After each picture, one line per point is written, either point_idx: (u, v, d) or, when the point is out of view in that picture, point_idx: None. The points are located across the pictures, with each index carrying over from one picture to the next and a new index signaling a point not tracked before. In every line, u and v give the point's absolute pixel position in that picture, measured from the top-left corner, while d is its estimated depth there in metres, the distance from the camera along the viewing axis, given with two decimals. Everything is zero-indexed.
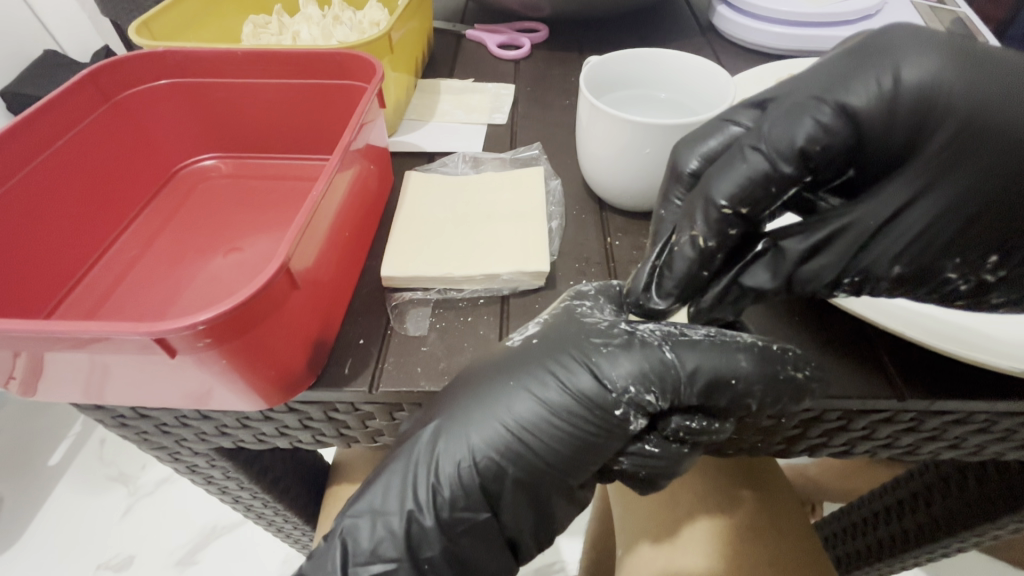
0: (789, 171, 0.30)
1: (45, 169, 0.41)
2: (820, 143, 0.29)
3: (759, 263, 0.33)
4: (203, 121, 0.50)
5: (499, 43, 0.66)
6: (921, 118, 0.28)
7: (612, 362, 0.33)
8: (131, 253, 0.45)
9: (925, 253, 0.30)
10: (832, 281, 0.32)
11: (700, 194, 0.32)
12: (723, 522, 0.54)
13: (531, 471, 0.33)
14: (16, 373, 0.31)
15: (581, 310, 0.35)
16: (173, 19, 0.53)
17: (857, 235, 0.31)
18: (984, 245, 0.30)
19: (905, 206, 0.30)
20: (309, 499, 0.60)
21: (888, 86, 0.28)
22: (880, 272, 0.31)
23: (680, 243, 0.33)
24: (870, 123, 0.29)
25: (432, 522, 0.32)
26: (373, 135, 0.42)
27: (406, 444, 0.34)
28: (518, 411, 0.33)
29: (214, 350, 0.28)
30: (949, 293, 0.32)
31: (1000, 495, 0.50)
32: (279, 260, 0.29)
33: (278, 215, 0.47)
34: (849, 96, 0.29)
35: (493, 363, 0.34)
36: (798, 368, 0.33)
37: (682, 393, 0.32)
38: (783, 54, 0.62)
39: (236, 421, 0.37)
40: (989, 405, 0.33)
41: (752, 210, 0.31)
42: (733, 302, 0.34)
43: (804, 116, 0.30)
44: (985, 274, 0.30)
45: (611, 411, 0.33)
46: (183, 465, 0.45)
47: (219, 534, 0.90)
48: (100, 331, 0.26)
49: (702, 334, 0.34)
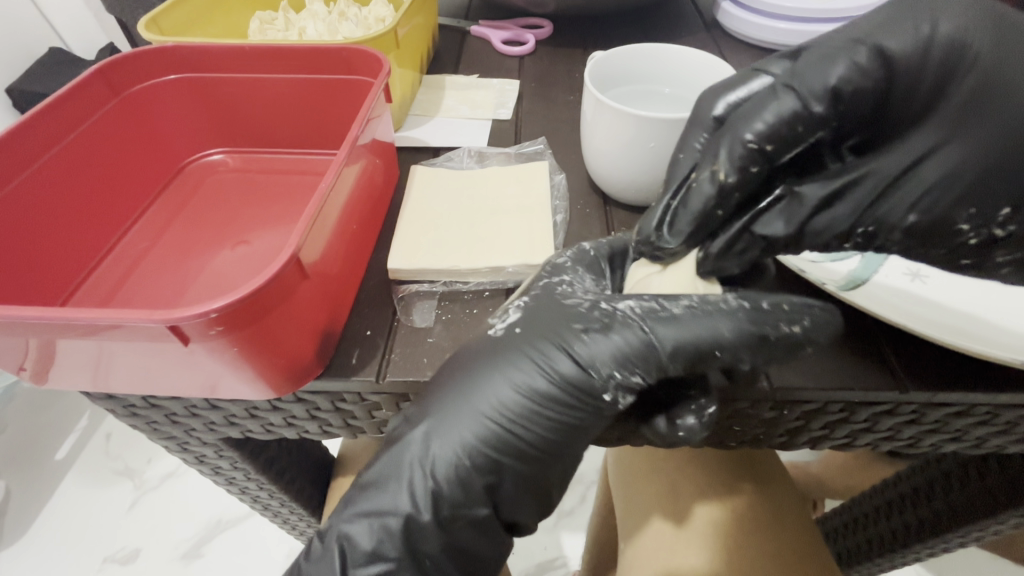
0: (819, 110, 0.32)
1: (56, 163, 0.41)
2: (852, 84, 0.32)
3: (774, 211, 0.34)
4: (210, 116, 0.51)
5: (503, 39, 0.66)
6: (948, 72, 0.32)
7: (592, 349, 0.33)
8: (138, 246, 0.45)
9: (937, 202, 0.33)
10: (846, 229, 0.34)
11: (730, 131, 0.34)
12: (723, 514, 0.55)
13: (524, 456, 0.33)
14: (31, 360, 0.31)
15: (560, 291, 0.35)
16: (181, 16, 0.53)
17: (877, 182, 0.34)
18: (999, 196, 0.32)
19: (922, 158, 0.34)
20: (315, 491, 0.61)
21: (926, 32, 0.32)
22: (895, 220, 0.34)
23: (704, 177, 0.34)
24: (903, 72, 0.32)
25: (431, 517, 0.32)
26: (380, 130, 0.43)
27: (396, 445, 0.34)
28: (501, 401, 0.33)
29: (225, 338, 0.29)
30: (960, 246, 0.34)
31: (1002, 489, 0.50)
32: (290, 250, 0.29)
33: (284, 209, 0.48)
34: (887, 40, 0.32)
35: (476, 351, 0.34)
36: (791, 322, 0.33)
37: (666, 370, 0.32)
38: (787, 50, 0.62)
39: (244, 411, 0.37)
40: (991, 399, 0.33)
41: (776, 149, 0.33)
42: (740, 254, 0.35)
43: (841, 58, 0.32)
44: (996, 227, 0.33)
45: (598, 396, 0.33)
46: (191, 455, 0.46)
47: (224, 527, 0.91)
48: (113, 319, 0.27)
49: (683, 307, 0.33)
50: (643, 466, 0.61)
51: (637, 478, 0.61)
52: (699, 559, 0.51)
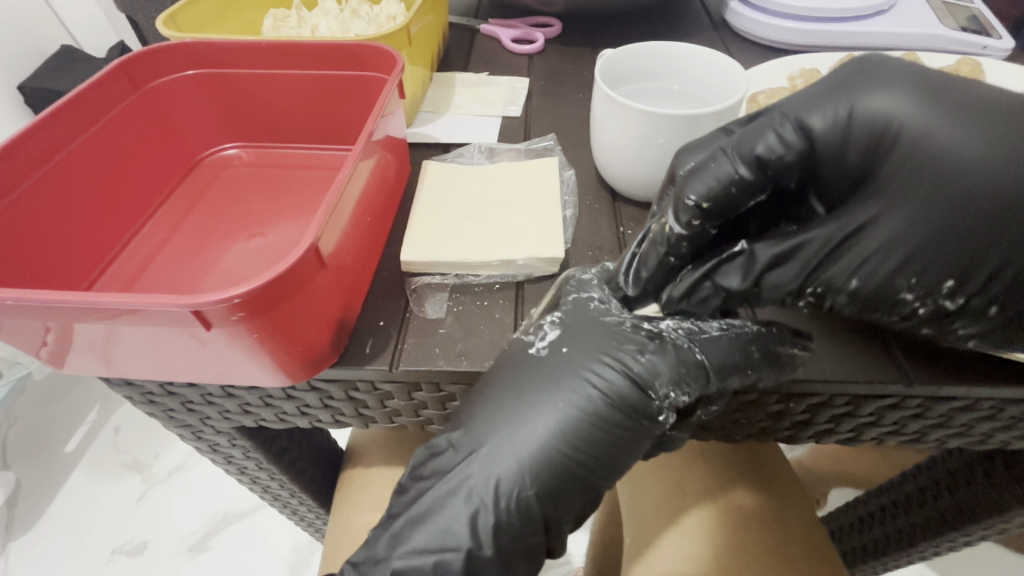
0: (747, 175, 0.32)
1: (79, 155, 0.42)
2: (778, 156, 0.32)
3: (732, 263, 0.35)
4: (226, 112, 0.52)
5: (513, 38, 0.67)
6: (876, 142, 0.30)
7: (651, 368, 0.34)
8: (159, 236, 0.46)
9: (876, 274, 0.32)
10: (795, 289, 0.34)
11: (675, 193, 0.34)
12: (727, 508, 0.55)
13: (579, 479, 0.34)
14: (48, 344, 0.32)
15: (596, 308, 0.36)
16: (198, 13, 0.54)
17: (818, 247, 0.33)
18: (941, 268, 0.30)
19: (869, 223, 0.32)
20: (324, 483, 0.62)
21: (843, 115, 0.31)
22: (839, 285, 0.33)
23: (655, 231, 0.36)
24: (825, 143, 0.31)
25: (492, 552, 0.33)
26: (392, 126, 0.43)
27: (454, 475, 0.34)
28: (559, 424, 0.34)
29: (245, 325, 0.29)
30: (908, 316, 0.32)
31: (1009, 488, 0.50)
32: (309, 239, 0.30)
33: (299, 204, 0.49)
34: (809, 116, 0.32)
35: (517, 377, 0.34)
36: (793, 344, 0.34)
37: (711, 388, 0.34)
38: (795, 49, 0.63)
39: (259, 399, 0.38)
40: (994, 392, 0.34)
41: (716, 210, 0.33)
42: (703, 302, 0.36)
43: (767, 130, 0.33)
44: (944, 299, 0.31)
45: (654, 417, 0.34)
46: (205, 444, 0.47)
47: (231, 521, 0.92)
48: (137, 304, 0.28)
49: (718, 329, 0.36)
50: (647, 464, 0.61)
51: (642, 476, 0.61)
52: (705, 556, 0.52)
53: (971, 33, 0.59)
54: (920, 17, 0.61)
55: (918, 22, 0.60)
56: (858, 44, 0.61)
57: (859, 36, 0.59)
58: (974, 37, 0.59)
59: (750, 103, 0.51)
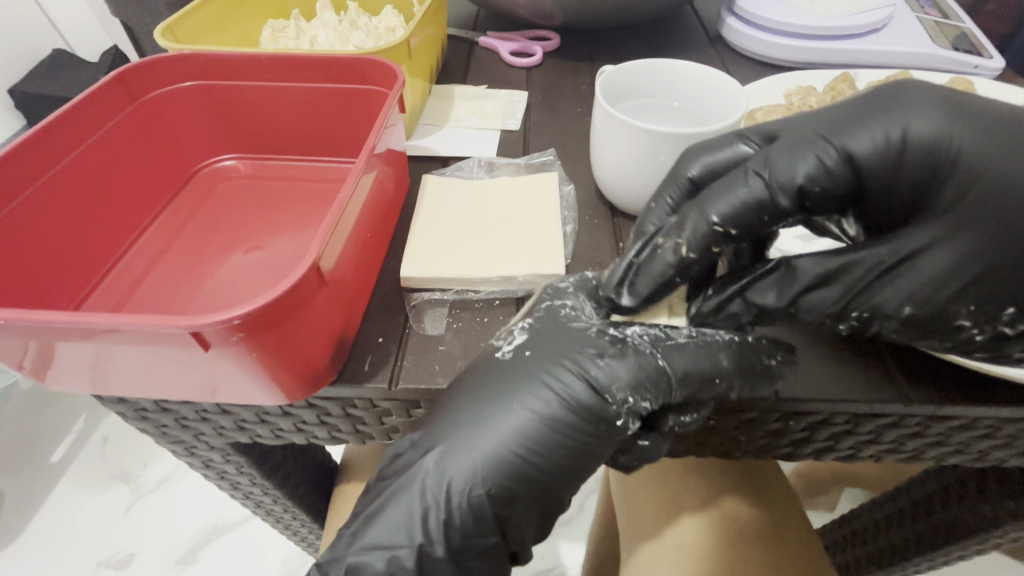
0: (785, 204, 0.32)
1: (73, 169, 0.42)
2: (819, 183, 0.32)
3: (767, 280, 0.35)
4: (224, 123, 0.52)
5: (511, 51, 0.67)
6: (931, 169, 0.30)
7: (609, 374, 0.34)
8: (156, 248, 0.46)
9: (932, 298, 0.32)
10: (836, 311, 0.34)
11: (697, 208, 0.34)
12: (722, 521, 0.55)
13: (536, 484, 0.34)
14: (32, 360, 0.31)
15: (565, 314, 0.36)
16: (197, 23, 0.54)
17: (867, 269, 0.33)
18: (1001, 295, 0.31)
19: (921, 250, 0.32)
20: (318, 496, 0.61)
21: (895, 138, 0.31)
22: (889, 311, 0.33)
23: (665, 248, 0.34)
24: (874, 169, 0.31)
25: (443, 551, 0.34)
26: (392, 140, 0.43)
27: (410, 472, 0.34)
28: (516, 427, 0.33)
29: (244, 344, 0.29)
30: (964, 340, 0.33)
31: (1001, 504, 0.50)
32: (311, 258, 0.30)
33: (297, 217, 0.48)
34: (852, 142, 0.31)
35: (490, 374, 0.34)
36: (772, 354, 0.35)
37: (673, 396, 0.33)
38: (791, 65, 0.64)
39: (254, 416, 0.38)
40: (993, 412, 0.34)
41: (740, 232, 0.33)
42: (732, 318, 0.36)
43: (808, 154, 0.32)
44: (1001, 326, 0.31)
45: (612, 422, 0.33)
46: (198, 460, 0.46)
47: (220, 533, 0.90)
48: (131, 325, 0.27)
49: (686, 337, 0.35)
50: (642, 477, 0.61)
51: (638, 488, 0.61)
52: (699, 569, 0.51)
53: (963, 52, 0.60)
54: (913, 36, 0.61)
55: (911, 41, 0.61)
56: (852, 62, 0.62)
57: (854, 54, 0.60)
58: (966, 56, 0.59)
59: (748, 119, 0.51)
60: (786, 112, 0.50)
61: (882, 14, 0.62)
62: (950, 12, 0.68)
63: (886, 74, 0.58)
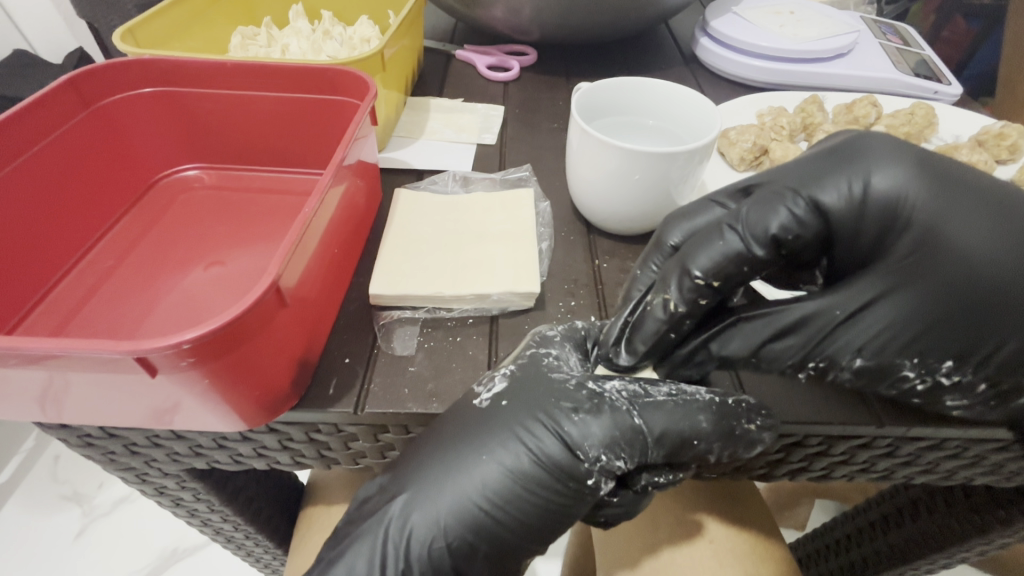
0: (760, 253, 0.33)
1: (15, 179, 0.39)
2: (793, 232, 0.33)
3: (731, 331, 0.35)
4: (186, 133, 0.50)
5: (488, 64, 0.67)
6: (892, 219, 0.32)
7: (583, 430, 0.34)
8: (106, 264, 0.43)
9: (884, 349, 0.33)
10: (796, 361, 0.34)
11: (679, 264, 0.34)
12: (699, 545, 0.53)
13: (500, 544, 0.34)
14: None
15: (547, 363, 0.35)
16: (160, 28, 0.52)
17: (823, 323, 0.33)
18: (943, 350, 0.32)
19: (870, 303, 0.33)
20: (282, 522, 0.58)
21: (858, 190, 0.33)
22: (843, 362, 0.33)
23: (653, 303, 0.35)
24: (840, 220, 0.33)
25: None
26: (364, 151, 0.42)
27: (374, 518, 0.34)
28: (483, 479, 0.33)
29: (196, 370, 0.27)
30: (907, 391, 0.34)
31: (969, 519, 0.51)
32: (270, 278, 0.28)
33: (261, 231, 0.46)
34: (821, 194, 0.33)
35: (467, 431, 0.33)
36: (751, 420, 0.34)
37: (649, 454, 0.34)
38: (762, 87, 0.65)
39: (211, 441, 0.35)
40: (960, 432, 0.35)
41: (723, 284, 0.34)
42: (698, 364, 0.37)
43: (780, 206, 0.33)
44: (940, 376, 0.33)
45: (584, 480, 0.34)
46: (151, 486, 0.43)
47: (179, 557, 0.85)
48: (68, 350, 0.25)
49: (665, 394, 0.35)
50: None
51: None
52: None
53: (924, 78, 0.62)
54: (876, 62, 0.63)
55: (876, 66, 0.63)
56: (821, 85, 0.63)
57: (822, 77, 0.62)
58: (927, 82, 0.61)
59: (722, 138, 0.52)
60: (759, 130, 0.51)
61: (847, 40, 0.63)
62: (911, 39, 0.71)
63: (852, 98, 0.59)
